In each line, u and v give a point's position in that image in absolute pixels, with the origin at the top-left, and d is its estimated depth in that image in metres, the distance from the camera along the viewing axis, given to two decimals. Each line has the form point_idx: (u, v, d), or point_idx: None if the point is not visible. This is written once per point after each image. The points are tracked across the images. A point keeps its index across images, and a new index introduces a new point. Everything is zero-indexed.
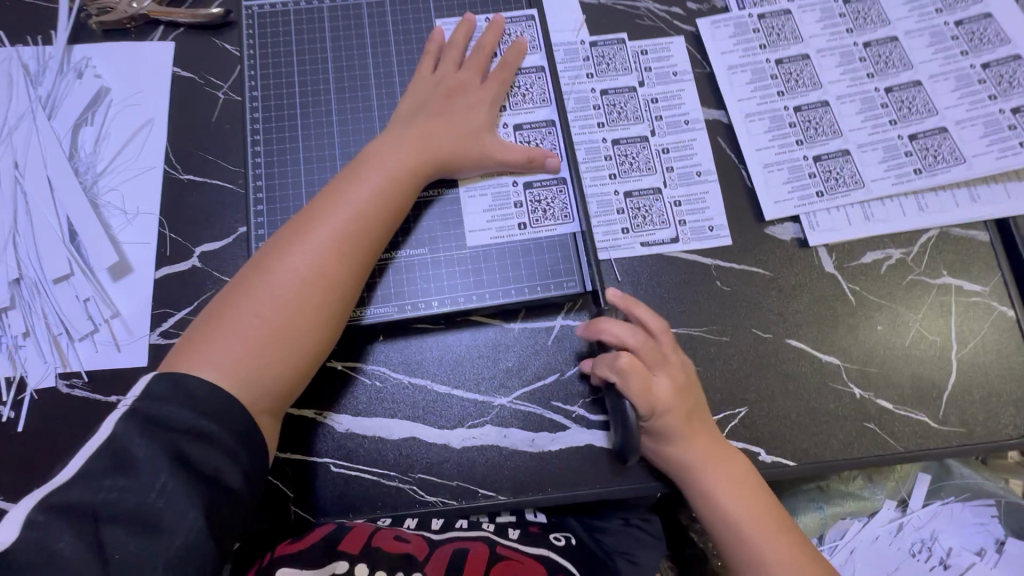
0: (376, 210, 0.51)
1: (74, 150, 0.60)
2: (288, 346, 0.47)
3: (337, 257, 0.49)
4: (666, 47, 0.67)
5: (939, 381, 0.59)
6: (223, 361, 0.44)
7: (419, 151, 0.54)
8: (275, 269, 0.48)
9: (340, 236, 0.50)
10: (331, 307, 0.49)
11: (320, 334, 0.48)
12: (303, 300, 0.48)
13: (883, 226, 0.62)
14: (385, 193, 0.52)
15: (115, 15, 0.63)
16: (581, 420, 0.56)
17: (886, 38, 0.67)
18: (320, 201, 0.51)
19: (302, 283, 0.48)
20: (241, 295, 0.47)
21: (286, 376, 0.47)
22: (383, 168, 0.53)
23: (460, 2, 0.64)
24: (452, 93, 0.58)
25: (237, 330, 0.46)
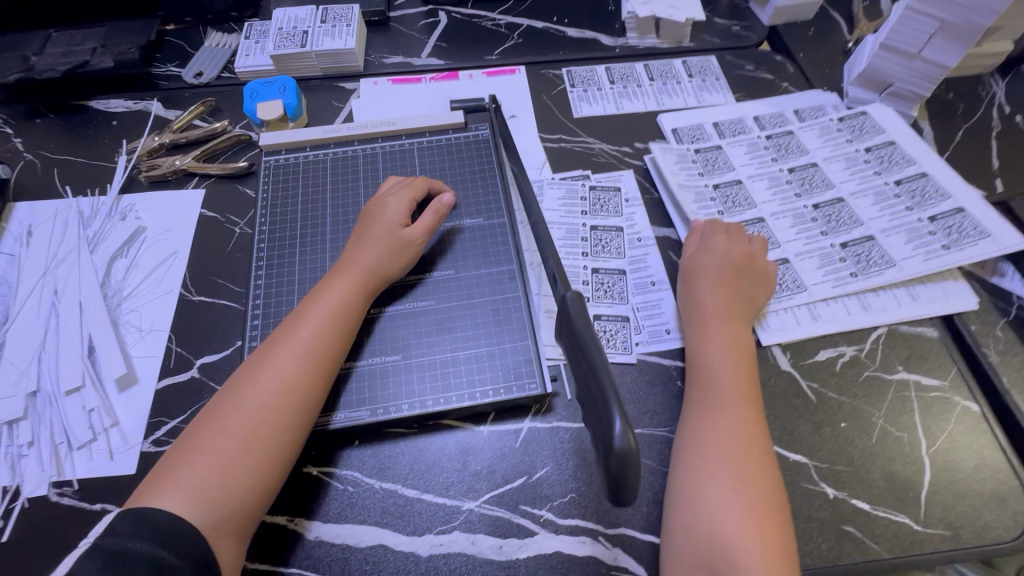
0: (335, 327, 0.58)
1: (107, 278, 0.69)
2: (253, 464, 0.51)
3: (292, 377, 0.54)
4: (618, 179, 0.78)
5: (915, 479, 0.58)
6: (189, 490, 0.49)
7: (362, 265, 0.61)
8: (236, 396, 0.53)
9: (303, 353, 0.56)
10: (293, 420, 0.54)
11: (280, 452, 0.52)
12: (268, 415, 0.53)
13: (832, 326, 0.66)
14: (341, 309, 0.59)
15: (161, 170, 0.77)
16: (549, 525, 0.56)
17: (808, 164, 0.77)
18: (286, 325, 0.58)
19: (260, 406, 0.53)
20: (207, 425, 0.52)
21: (251, 489, 0.51)
22: (341, 287, 0.60)
23: (441, 148, 0.77)
24: (370, 214, 0.66)
25: (201, 458, 0.50)
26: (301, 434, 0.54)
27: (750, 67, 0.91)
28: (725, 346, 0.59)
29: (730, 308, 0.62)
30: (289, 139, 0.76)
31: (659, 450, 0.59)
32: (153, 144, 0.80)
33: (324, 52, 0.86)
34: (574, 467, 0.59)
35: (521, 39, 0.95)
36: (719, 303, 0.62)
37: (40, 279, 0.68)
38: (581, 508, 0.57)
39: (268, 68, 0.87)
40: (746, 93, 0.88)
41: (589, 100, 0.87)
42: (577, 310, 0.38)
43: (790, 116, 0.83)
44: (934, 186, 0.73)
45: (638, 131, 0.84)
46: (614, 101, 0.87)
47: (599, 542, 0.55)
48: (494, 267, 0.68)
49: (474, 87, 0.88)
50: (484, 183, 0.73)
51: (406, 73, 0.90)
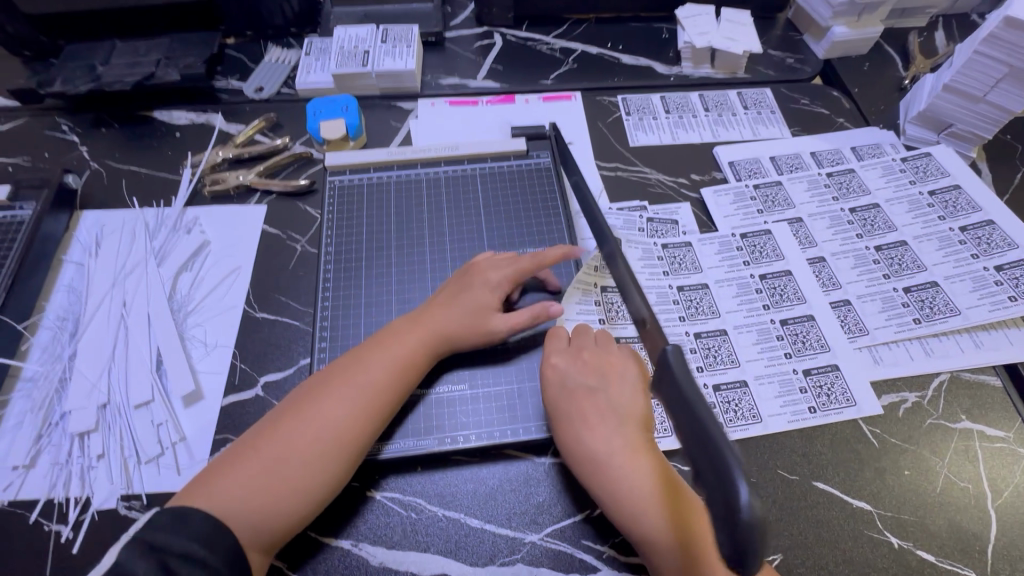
0: (390, 382, 0.58)
1: (172, 292, 0.70)
2: (280, 496, 0.51)
3: (346, 420, 0.55)
4: (675, 210, 0.79)
5: (981, 532, 0.58)
6: (219, 501, 0.50)
7: (436, 327, 0.62)
8: (291, 421, 0.55)
9: (355, 400, 0.56)
10: (326, 466, 0.53)
11: (307, 494, 0.52)
12: (306, 454, 0.53)
13: (895, 370, 0.66)
14: (401, 366, 0.59)
15: (225, 185, 0.79)
16: (612, 562, 0.56)
17: (869, 205, 0.77)
18: (348, 365, 0.59)
19: (309, 438, 0.54)
20: (256, 443, 0.54)
21: (268, 521, 0.51)
22: (406, 344, 0.60)
23: (501, 175, 0.77)
24: (465, 280, 0.65)
25: (241, 473, 0.52)
26: (330, 483, 0.53)
27: (805, 101, 0.92)
28: (612, 451, 0.56)
29: (593, 403, 0.58)
30: (352, 159, 0.77)
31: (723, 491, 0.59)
32: (217, 158, 0.81)
33: (385, 72, 0.87)
34: None
35: (576, 64, 0.96)
36: (559, 406, 0.59)
37: (108, 290, 0.69)
38: None
39: (329, 86, 0.88)
40: (802, 127, 0.88)
41: (645, 129, 0.88)
42: (679, 365, 0.39)
43: (849, 154, 0.83)
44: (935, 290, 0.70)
45: (694, 162, 0.84)
46: (670, 131, 0.87)
47: None
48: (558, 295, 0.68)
49: (531, 112, 0.89)
50: (545, 210, 0.74)
51: (463, 95, 0.91)
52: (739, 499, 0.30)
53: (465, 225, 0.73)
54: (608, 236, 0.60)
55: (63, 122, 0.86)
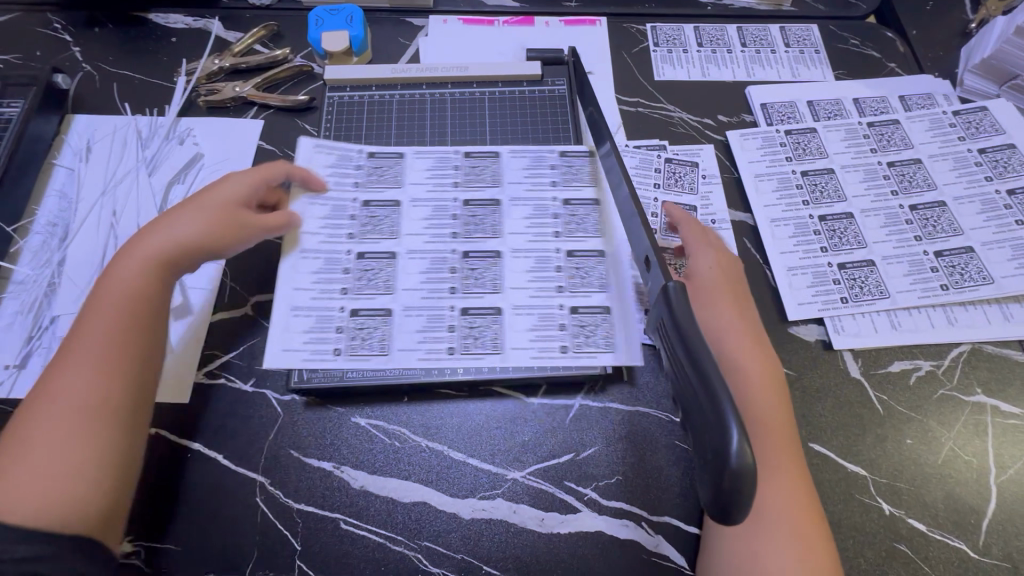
0: (104, 342, 0.51)
1: (164, 204, 0.68)
2: (58, 466, 0.45)
3: (74, 375, 0.49)
4: (696, 153, 0.73)
5: (978, 505, 0.56)
6: (23, 471, 0.44)
7: (156, 267, 0.55)
8: (56, 377, 0.49)
9: (92, 365, 0.49)
10: (93, 433, 0.47)
11: (101, 457, 0.47)
12: (75, 410, 0.47)
13: (912, 337, 0.62)
14: (111, 326, 0.51)
15: (220, 96, 0.74)
16: (593, 504, 0.55)
17: (910, 160, 0.71)
18: (84, 314, 0.52)
19: (60, 396, 0.48)
20: (36, 400, 0.48)
21: (71, 496, 0.45)
22: (116, 291, 0.53)
23: (512, 104, 0.72)
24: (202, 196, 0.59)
25: (37, 440, 0.46)
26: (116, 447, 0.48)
27: (855, 42, 0.83)
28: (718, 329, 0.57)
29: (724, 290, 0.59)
30: (354, 75, 0.72)
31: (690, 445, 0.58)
32: (213, 67, 0.76)
33: None
34: (623, 453, 0.57)
35: None
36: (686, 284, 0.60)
37: (99, 198, 0.67)
38: (627, 492, 0.56)
39: None
40: (847, 71, 0.80)
41: (673, 62, 0.80)
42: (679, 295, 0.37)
43: (895, 102, 0.75)
44: (978, 263, 0.64)
45: (723, 102, 0.77)
46: (700, 67, 0.80)
47: (642, 527, 0.55)
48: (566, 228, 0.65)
49: (551, 36, 0.81)
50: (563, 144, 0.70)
51: (478, 13, 0.83)
52: (728, 443, 0.29)
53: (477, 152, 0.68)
54: (606, 137, 0.61)
55: (54, 19, 0.82)
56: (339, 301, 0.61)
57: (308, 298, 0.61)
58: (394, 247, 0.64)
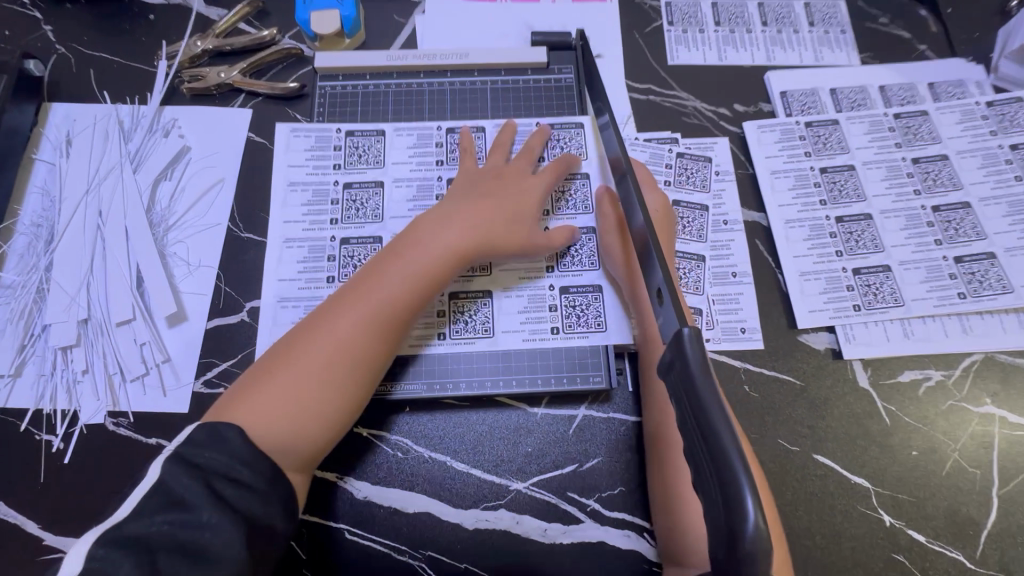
0: (411, 298, 0.54)
1: (151, 203, 0.65)
2: (322, 404, 0.49)
3: (358, 332, 0.51)
4: (710, 147, 0.69)
5: (978, 517, 0.56)
6: (263, 419, 0.48)
7: (475, 230, 0.57)
8: (320, 333, 0.51)
9: (374, 315, 0.52)
10: (354, 378, 0.51)
11: (345, 402, 0.51)
12: (342, 363, 0.50)
13: (924, 346, 0.61)
14: (422, 282, 0.54)
15: (204, 83, 0.70)
16: (595, 515, 0.56)
17: (935, 156, 0.67)
18: (362, 275, 0.54)
19: (342, 349, 0.51)
20: (296, 353, 0.51)
21: (299, 437, 0.49)
22: (424, 257, 0.55)
23: (515, 95, 0.69)
24: (500, 180, 0.61)
25: (283, 384, 0.49)
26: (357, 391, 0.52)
27: (885, 20, 0.77)
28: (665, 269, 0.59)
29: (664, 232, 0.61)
30: (347, 63, 0.68)
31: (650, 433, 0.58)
32: (196, 50, 0.71)
33: None
34: (625, 464, 0.57)
35: None
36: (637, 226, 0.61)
37: (83, 196, 0.64)
38: (629, 502, 0.56)
39: None
40: (874, 54, 0.75)
41: (688, 43, 0.75)
42: (695, 354, 0.34)
43: (923, 91, 0.71)
44: (999, 270, 0.62)
45: (740, 89, 0.73)
46: (717, 49, 0.75)
47: (644, 538, 0.55)
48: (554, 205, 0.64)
49: (557, 14, 0.76)
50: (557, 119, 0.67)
51: None
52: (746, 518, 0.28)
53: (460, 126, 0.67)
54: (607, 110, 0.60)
55: None
56: (326, 288, 0.61)
57: (295, 289, 0.60)
58: (378, 231, 0.63)
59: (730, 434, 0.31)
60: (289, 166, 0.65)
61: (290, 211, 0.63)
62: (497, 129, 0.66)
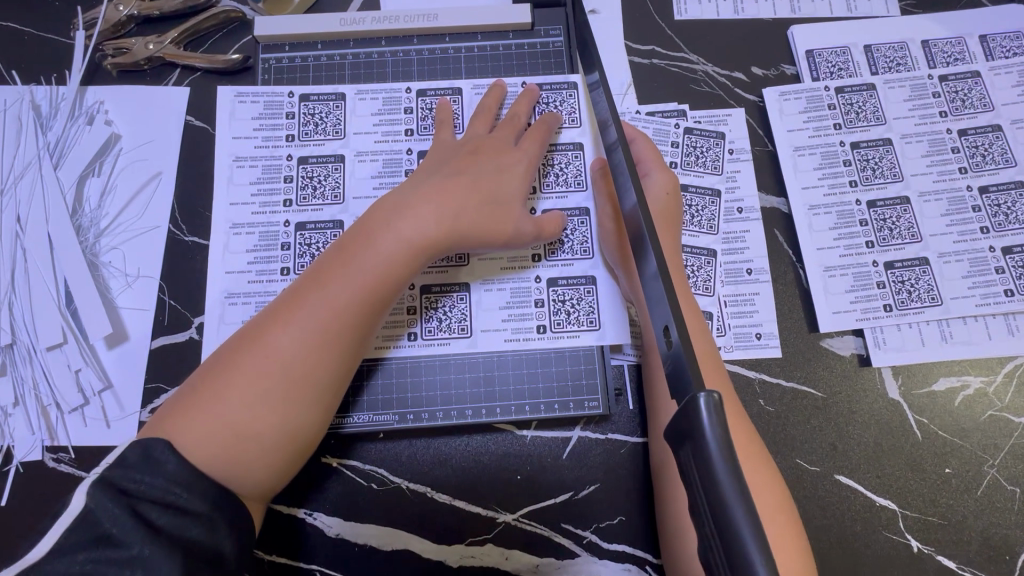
0: (366, 296, 0.46)
1: (78, 204, 0.56)
2: (265, 429, 0.42)
3: (308, 340, 0.44)
4: (724, 119, 0.59)
5: (1014, 540, 0.51)
6: (199, 444, 0.41)
7: (446, 213, 0.48)
8: (264, 342, 0.44)
9: (323, 316, 0.44)
10: (304, 399, 0.44)
11: (293, 426, 0.43)
12: (288, 379, 0.43)
13: (964, 350, 0.54)
14: (380, 276, 0.46)
15: (130, 57, 0.59)
16: (592, 548, 0.51)
17: (986, 127, 0.58)
18: (316, 271, 0.46)
19: (291, 362, 0.43)
20: (235, 364, 0.43)
21: (237, 470, 0.42)
22: (383, 247, 0.47)
23: (495, 63, 0.58)
24: (476, 155, 0.52)
25: (221, 404, 0.42)
26: (309, 414, 0.44)
27: None
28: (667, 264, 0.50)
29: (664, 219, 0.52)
30: (295, 29, 0.58)
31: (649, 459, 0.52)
32: (118, 16, 0.60)
33: None
34: (625, 492, 0.52)
35: None
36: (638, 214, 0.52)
37: None
38: (630, 533, 0.51)
39: None
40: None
41: None
42: (717, 435, 0.26)
43: (975, 46, 0.60)
44: None
45: (759, 48, 0.62)
46: None
47: (645, 572, 0.50)
48: (542, 181, 0.55)
49: None
50: (546, 79, 0.57)
51: None
52: None
53: (434, 89, 0.57)
54: (597, 65, 0.51)
55: None
56: (281, 284, 0.52)
57: (243, 283, 0.52)
58: (339, 214, 0.54)
59: (762, 554, 0.24)
60: (233, 138, 0.56)
61: (237, 191, 0.54)
62: (477, 94, 0.57)
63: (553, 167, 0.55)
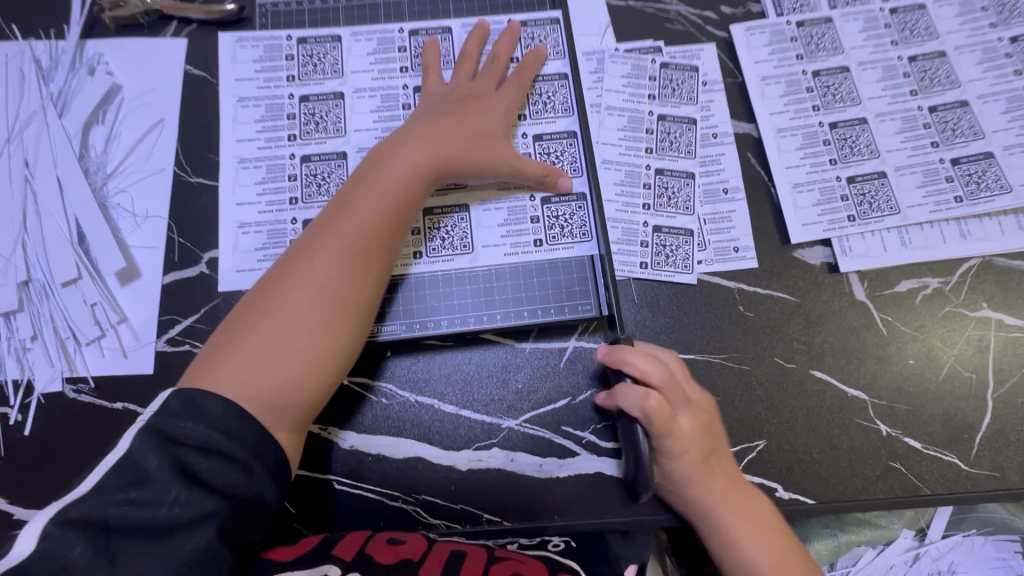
0: (384, 221, 0.49)
1: (84, 150, 0.59)
2: (311, 352, 0.45)
3: (338, 268, 0.47)
4: (696, 54, 0.64)
5: (973, 420, 0.56)
6: (249, 375, 0.43)
7: (444, 148, 0.52)
8: (296, 276, 0.46)
9: (348, 243, 0.48)
10: (341, 320, 0.47)
11: (335, 346, 0.46)
12: (325, 303, 0.46)
13: (922, 253, 0.59)
14: (393, 203, 0.50)
15: (128, 9, 0.61)
16: (591, 447, 0.54)
17: (933, 53, 0.63)
18: (333, 208, 0.49)
19: (325, 287, 0.46)
20: (271, 302, 0.46)
21: (289, 393, 0.44)
22: (395, 177, 0.50)
23: (482, 8, 0.62)
24: (463, 100, 0.56)
25: (264, 336, 0.45)
26: (348, 335, 0.47)
27: None
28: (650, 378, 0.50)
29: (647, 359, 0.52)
30: None
31: None
32: None
33: None
34: None
35: None
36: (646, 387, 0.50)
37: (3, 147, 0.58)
38: None
39: None
40: None
41: None
42: None
43: None
44: (997, 171, 0.60)
45: None
46: None
47: None
48: (529, 109, 0.59)
49: None
50: (529, 16, 0.62)
51: None
52: None
53: (424, 28, 0.61)
54: None
55: None
56: (290, 212, 0.56)
57: (255, 214, 0.56)
58: (342, 145, 0.58)
59: None
60: (238, 80, 0.59)
61: (243, 129, 0.58)
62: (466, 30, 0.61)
63: (539, 96, 0.60)
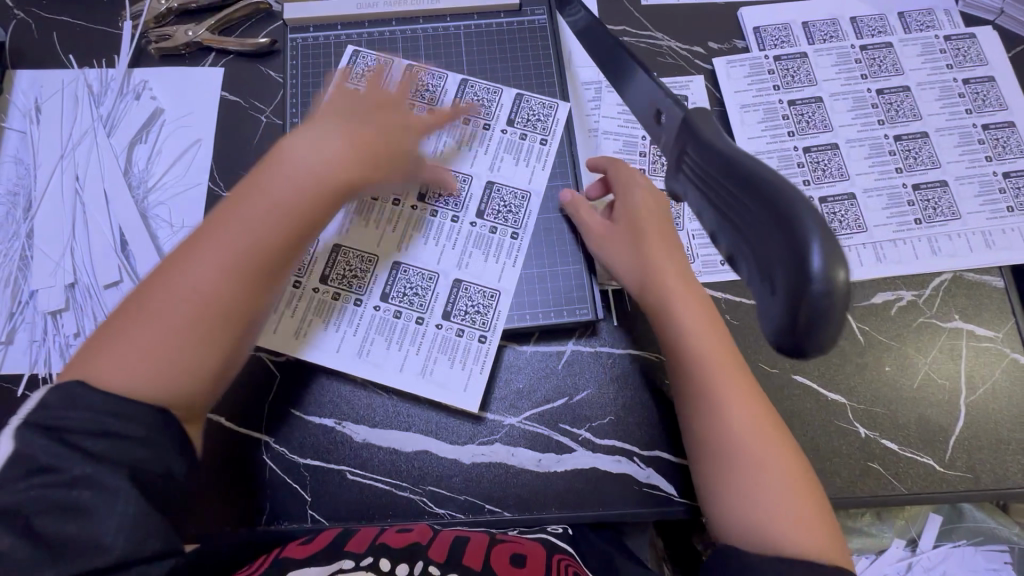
0: (291, 213, 0.47)
1: (129, 167, 0.65)
2: (204, 341, 0.44)
3: (237, 258, 0.45)
4: (686, 85, 0.70)
5: (947, 423, 0.59)
6: (133, 360, 0.42)
7: (350, 146, 0.51)
8: (182, 266, 0.45)
9: (242, 234, 0.46)
10: (238, 310, 0.45)
11: (230, 336, 0.45)
12: (223, 293, 0.44)
13: (894, 268, 0.63)
14: (303, 195, 0.48)
15: (172, 42, 0.68)
16: (587, 443, 0.58)
17: (898, 87, 0.68)
18: (237, 193, 0.48)
19: (223, 277, 0.45)
20: (165, 288, 0.44)
21: (183, 381, 0.44)
22: (299, 168, 0.49)
23: (490, 47, 0.70)
24: (385, 100, 0.55)
25: (158, 322, 0.43)
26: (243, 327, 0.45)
27: None
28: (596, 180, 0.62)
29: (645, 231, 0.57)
30: (318, 14, 0.68)
31: (639, 366, 0.60)
32: (160, 8, 0.69)
33: None
34: (616, 393, 0.60)
35: None
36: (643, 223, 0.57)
37: (58, 163, 0.64)
38: (620, 430, 0.59)
39: None
40: None
41: None
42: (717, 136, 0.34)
43: (894, 21, 0.71)
44: (951, 199, 0.65)
45: (715, 26, 0.72)
46: None
47: (633, 462, 0.58)
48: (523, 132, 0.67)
49: None
50: (530, 53, 0.69)
51: None
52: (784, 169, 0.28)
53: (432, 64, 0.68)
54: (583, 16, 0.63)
55: None
56: None
57: None
58: None
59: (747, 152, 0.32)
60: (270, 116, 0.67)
61: None
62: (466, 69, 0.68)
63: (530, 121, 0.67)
